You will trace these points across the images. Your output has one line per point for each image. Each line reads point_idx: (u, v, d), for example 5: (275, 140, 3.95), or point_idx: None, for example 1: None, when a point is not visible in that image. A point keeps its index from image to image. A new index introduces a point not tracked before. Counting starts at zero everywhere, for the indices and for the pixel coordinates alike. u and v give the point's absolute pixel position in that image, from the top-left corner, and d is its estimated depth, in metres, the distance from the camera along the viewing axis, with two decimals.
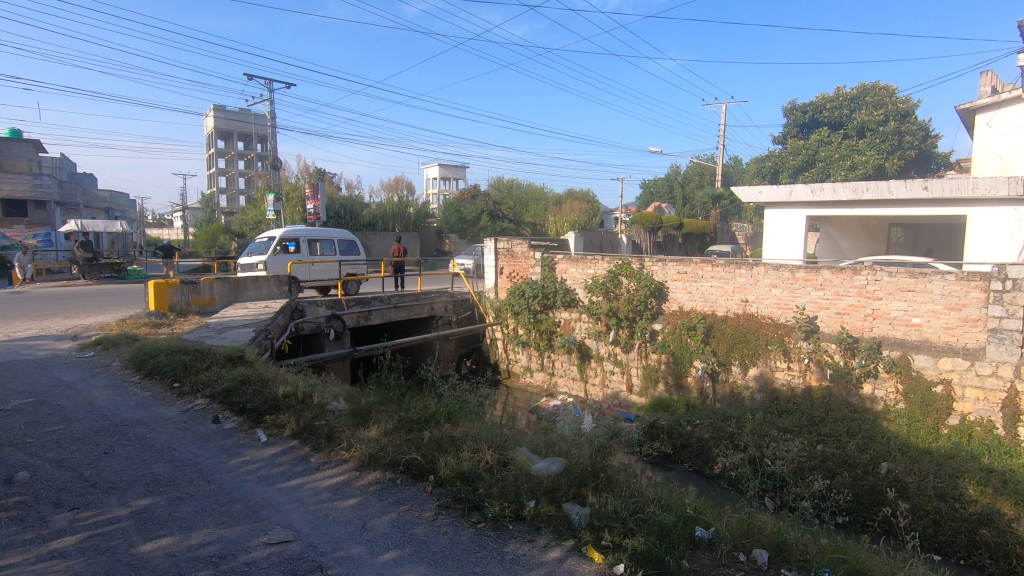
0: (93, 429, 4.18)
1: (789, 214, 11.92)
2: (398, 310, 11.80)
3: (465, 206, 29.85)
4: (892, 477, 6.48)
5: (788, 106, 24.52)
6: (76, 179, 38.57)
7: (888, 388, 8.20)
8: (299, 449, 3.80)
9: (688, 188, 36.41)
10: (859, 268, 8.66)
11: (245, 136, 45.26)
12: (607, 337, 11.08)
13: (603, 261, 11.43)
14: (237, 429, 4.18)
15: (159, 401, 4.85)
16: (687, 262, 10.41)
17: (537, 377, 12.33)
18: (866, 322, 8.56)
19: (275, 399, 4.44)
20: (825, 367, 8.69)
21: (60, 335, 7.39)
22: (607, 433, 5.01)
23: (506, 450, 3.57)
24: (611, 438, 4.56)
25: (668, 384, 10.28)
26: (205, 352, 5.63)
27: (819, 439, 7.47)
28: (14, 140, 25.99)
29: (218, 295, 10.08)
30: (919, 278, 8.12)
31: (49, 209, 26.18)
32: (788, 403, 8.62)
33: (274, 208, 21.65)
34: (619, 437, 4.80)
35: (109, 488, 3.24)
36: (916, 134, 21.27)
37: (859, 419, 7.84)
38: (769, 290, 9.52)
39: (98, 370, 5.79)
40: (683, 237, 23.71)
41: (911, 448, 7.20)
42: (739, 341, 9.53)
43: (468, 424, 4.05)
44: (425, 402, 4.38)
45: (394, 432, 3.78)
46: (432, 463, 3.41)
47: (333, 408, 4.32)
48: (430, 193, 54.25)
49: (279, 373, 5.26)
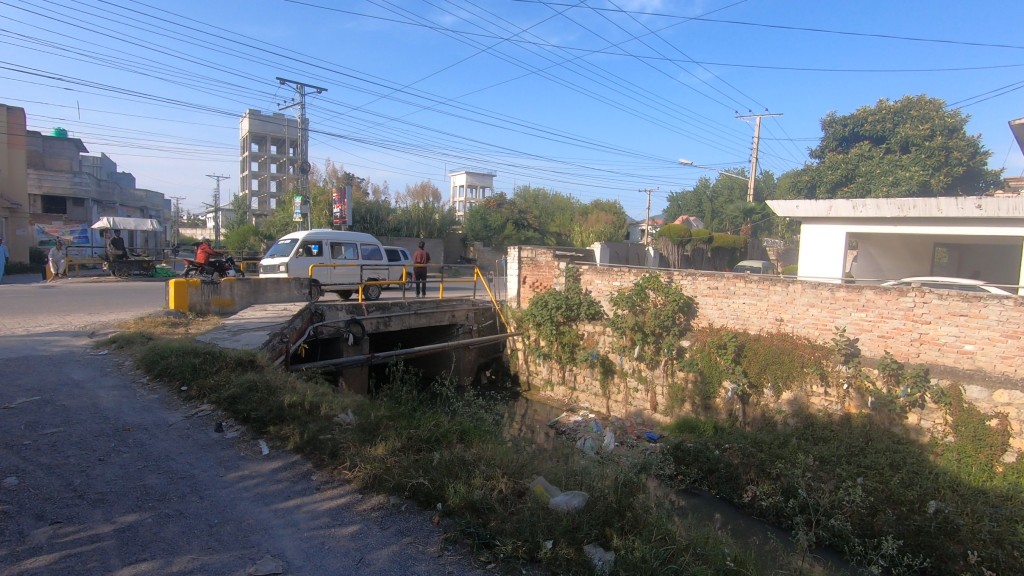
0: (92, 433, 4.00)
1: (828, 230, 11.37)
2: (418, 317, 11.57)
3: (490, 214, 29.31)
4: (941, 517, 5.99)
5: (826, 120, 23.80)
6: (115, 178, 39.95)
7: (935, 419, 7.63)
8: (301, 465, 3.56)
9: (718, 203, 35.67)
10: (905, 289, 8.14)
11: (279, 141, 46.18)
12: (632, 352, 10.67)
13: (630, 273, 11.06)
14: (239, 439, 3.96)
15: (165, 405, 4.68)
16: (719, 277, 9.99)
17: (557, 391, 11.98)
18: (912, 347, 8.03)
19: (280, 408, 4.21)
20: (866, 394, 8.16)
21: (79, 331, 7.35)
22: (639, 464, 4.62)
23: (522, 479, 3.25)
24: (643, 471, 4.18)
25: (695, 404, 9.84)
26: (216, 354, 5.47)
27: (860, 471, 6.98)
28: (56, 139, 27.12)
29: (238, 296, 10.04)
30: (973, 302, 7.56)
31: (88, 207, 27.00)
32: (824, 430, 8.09)
33: (302, 211, 21.91)
34: (648, 469, 4.42)
35: (97, 500, 3.03)
36: (965, 150, 20.32)
37: (904, 452, 7.29)
38: (806, 309, 9.03)
39: (109, 370, 5.67)
40: (712, 250, 23.21)
41: (963, 486, 6.63)
42: (772, 362, 9.04)
43: (482, 445, 3.75)
44: (438, 418, 4.09)
45: (402, 451, 3.50)
46: (441, 489, 3.11)
47: (340, 421, 4.06)
48: (457, 201, 54.64)
49: (289, 380, 5.04)
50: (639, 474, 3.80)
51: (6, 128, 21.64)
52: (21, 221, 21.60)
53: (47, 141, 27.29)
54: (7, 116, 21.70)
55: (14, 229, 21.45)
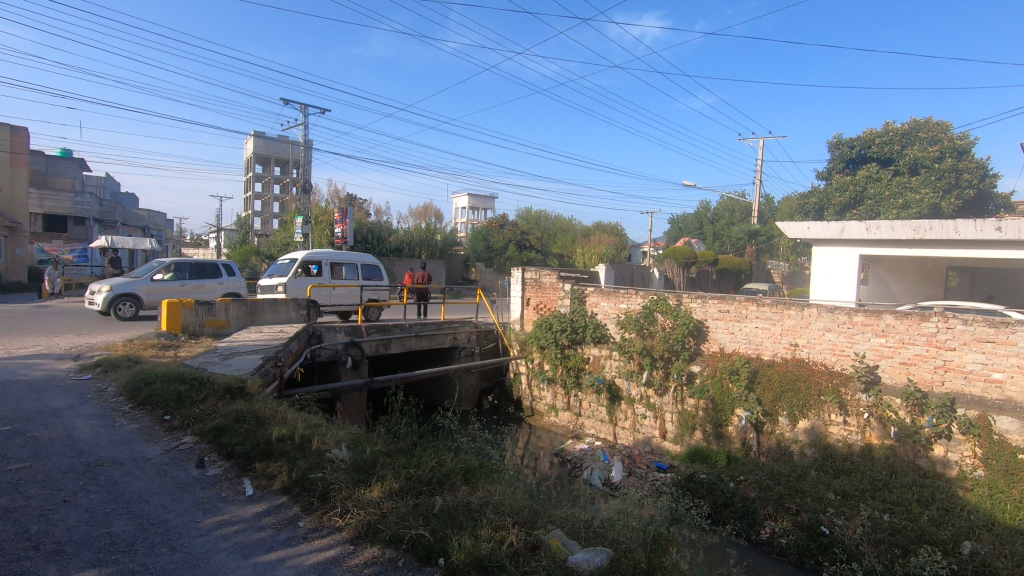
0: (61, 469, 3.66)
1: (841, 252, 11.08)
2: (420, 340, 11.20)
3: (493, 235, 29.10)
4: (977, 559, 5.59)
5: (832, 142, 23.73)
6: (118, 199, 40.12)
7: (963, 452, 7.21)
8: (287, 509, 3.21)
9: (719, 225, 35.51)
10: (927, 313, 7.80)
11: (283, 162, 46.38)
12: (639, 378, 10.29)
13: (637, 296, 10.75)
14: (221, 477, 3.62)
15: (144, 437, 4.33)
16: (729, 300, 9.68)
17: (562, 417, 11.57)
18: (936, 375, 7.67)
19: (268, 442, 3.86)
20: (889, 424, 7.77)
21: (63, 353, 7.01)
22: (665, 515, 4.22)
23: (536, 530, 2.91)
24: (669, 526, 3.79)
25: (706, 432, 9.43)
26: (204, 381, 5.12)
27: (885, 508, 6.59)
28: (60, 158, 27.23)
29: (233, 317, 9.71)
30: (1000, 328, 7.21)
31: (88, 226, 26.84)
32: (844, 462, 7.72)
33: (303, 231, 21.80)
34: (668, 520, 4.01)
35: (53, 552, 2.68)
36: (975, 172, 20.14)
37: (932, 486, 6.90)
38: (822, 334, 8.70)
39: (90, 397, 5.32)
40: (717, 273, 22.99)
41: (999, 525, 6.23)
42: (788, 390, 8.67)
43: (489, 487, 3.40)
44: (440, 455, 3.74)
45: (400, 495, 3.15)
46: (444, 542, 2.76)
47: (332, 456, 3.71)
48: (459, 222, 54.75)
49: (280, 409, 4.69)
50: (666, 529, 3.44)
51: (9, 147, 21.62)
52: (20, 240, 21.41)
53: (51, 160, 27.36)
54: (10, 135, 21.71)
55: (13, 248, 21.26)
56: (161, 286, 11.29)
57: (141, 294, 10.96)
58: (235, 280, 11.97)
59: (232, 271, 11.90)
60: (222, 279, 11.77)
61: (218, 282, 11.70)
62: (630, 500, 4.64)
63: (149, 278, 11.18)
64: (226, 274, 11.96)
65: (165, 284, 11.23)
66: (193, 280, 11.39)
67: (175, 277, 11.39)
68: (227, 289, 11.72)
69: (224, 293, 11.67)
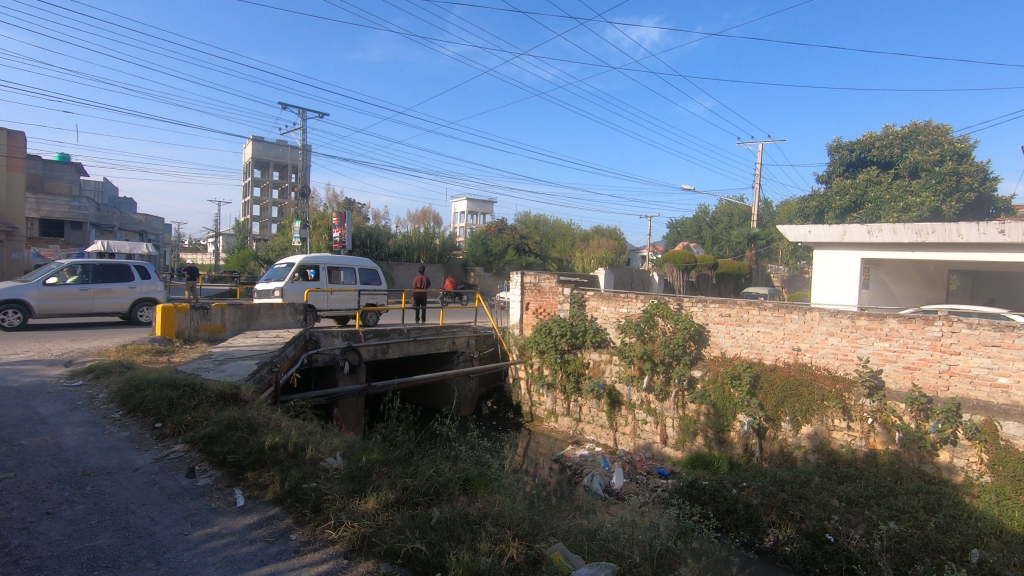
0: (46, 479, 3.54)
1: (843, 256, 11.00)
2: (418, 344, 11.09)
3: (492, 239, 29.06)
4: (986, 568, 5.49)
5: (831, 145, 23.74)
6: (116, 203, 40.07)
7: (969, 457, 7.11)
8: (279, 521, 3.09)
9: (718, 229, 35.48)
10: (932, 317, 7.71)
11: (281, 167, 46.36)
12: (640, 383, 10.19)
13: (637, 299, 10.65)
14: (212, 487, 3.50)
15: (134, 445, 4.21)
16: (730, 304, 9.59)
17: (562, 423, 11.45)
18: (941, 379, 7.58)
19: (260, 451, 3.74)
20: (893, 430, 7.67)
21: (55, 359, 6.89)
22: (669, 527, 4.11)
23: (537, 543, 2.81)
24: (673, 540, 3.69)
25: (707, 438, 9.32)
26: (196, 388, 5.00)
27: (891, 515, 6.50)
28: (57, 163, 27.17)
29: (229, 322, 9.61)
30: (1005, 332, 7.11)
31: (85, 230, 26.76)
32: (848, 468, 7.62)
33: (300, 235, 21.75)
34: (673, 533, 3.90)
35: (33, 568, 2.56)
36: (975, 175, 20.13)
37: (938, 493, 6.79)
38: (825, 338, 8.61)
39: (80, 404, 5.20)
40: (717, 277, 22.94)
41: (1007, 532, 6.12)
42: (790, 395, 8.57)
43: (488, 498, 3.30)
44: (438, 464, 3.63)
45: (396, 506, 3.05)
46: (441, 556, 2.65)
47: (327, 465, 3.59)
48: (458, 226, 54.74)
49: (274, 416, 4.57)
50: (670, 543, 3.34)
51: (6, 151, 21.54)
52: (17, 245, 21.31)
53: (48, 164, 27.31)
54: (7, 139, 21.63)
55: (10, 253, 21.17)
56: (62, 289, 10.46)
57: (39, 298, 10.06)
58: (149, 284, 11.63)
59: (146, 275, 11.55)
60: (134, 283, 11.40)
61: (128, 286, 11.28)
62: (633, 511, 4.52)
63: (47, 280, 10.25)
64: (138, 277, 11.60)
65: (67, 288, 10.44)
66: (103, 283, 10.83)
67: (79, 280, 10.67)
68: (140, 293, 11.37)
69: (136, 298, 11.33)
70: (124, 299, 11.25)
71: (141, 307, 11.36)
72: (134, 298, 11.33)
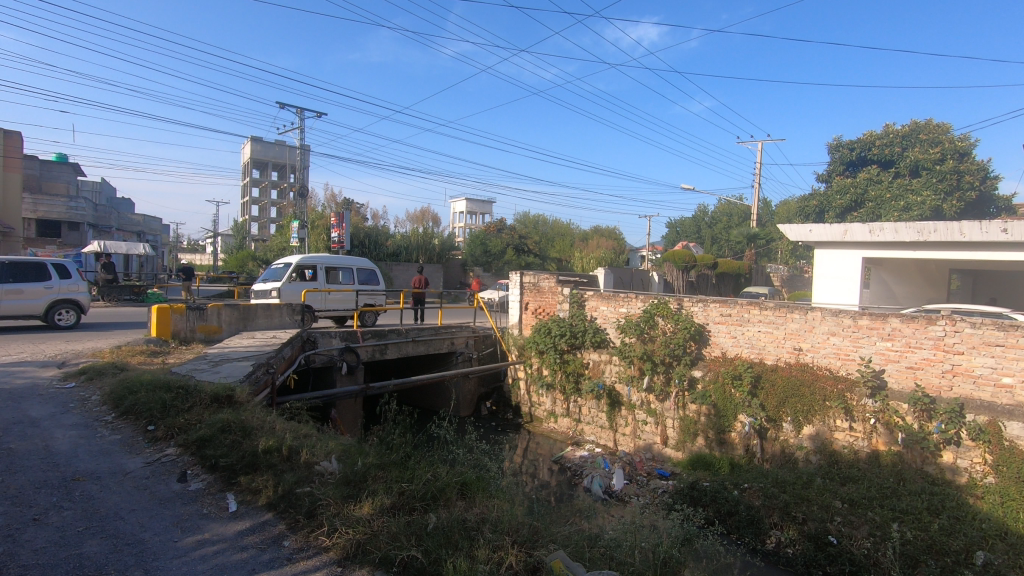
0: (34, 484, 3.46)
1: (843, 255, 10.94)
2: (417, 345, 11.00)
3: (491, 239, 29.03)
4: None
5: (832, 144, 23.70)
6: (114, 204, 39.97)
7: (973, 458, 7.04)
8: (271, 527, 3.01)
9: (717, 229, 35.42)
10: (934, 317, 7.64)
11: (280, 167, 46.25)
12: (640, 383, 10.11)
13: (637, 299, 10.57)
14: (204, 492, 3.42)
15: (126, 449, 4.13)
16: (731, 304, 9.52)
17: (561, 423, 11.38)
18: (944, 380, 7.51)
19: (254, 455, 3.66)
20: (896, 431, 7.60)
21: (48, 361, 6.81)
22: (672, 534, 4.03)
23: (537, 550, 2.73)
24: (676, 548, 3.61)
25: (708, 439, 9.24)
26: (190, 390, 4.92)
27: (895, 517, 6.44)
28: (55, 163, 27.07)
29: (225, 322, 9.53)
30: (1009, 332, 7.04)
31: (83, 231, 26.65)
32: (851, 469, 7.55)
33: (298, 235, 21.67)
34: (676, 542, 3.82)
35: None
36: (976, 174, 20.04)
37: (941, 494, 6.73)
38: (826, 338, 8.54)
39: (72, 406, 5.11)
40: (717, 276, 22.88)
41: (1012, 534, 6.06)
42: (792, 395, 8.50)
43: (487, 503, 3.22)
44: (435, 468, 3.56)
45: (392, 512, 2.97)
46: (437, 564, 2.58)
47: (321, 469, 3.52)
48: (457, 226, 54.65)
49: (268, 418, 4.49)
50: (673, 552, 3.26)
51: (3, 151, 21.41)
52: (14, 246, 21.21)
53: (45, 164, 27.19)
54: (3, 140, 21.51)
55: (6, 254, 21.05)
56: None
57: None
58: (69, 284, 10.67)
59: (64, 274, 10.50)
60: (50, 283, 10.34)
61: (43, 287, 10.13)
62: (635, 518, 4.44)
63: None
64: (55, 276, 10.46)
65: None
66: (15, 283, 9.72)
67: None
68: (60, 293, 10.18)
69: (53, 299, 10.16)
70: (39, 301, 10.08)
71: (61, 309, 10.27)
72: (50, 299, 10.19)
